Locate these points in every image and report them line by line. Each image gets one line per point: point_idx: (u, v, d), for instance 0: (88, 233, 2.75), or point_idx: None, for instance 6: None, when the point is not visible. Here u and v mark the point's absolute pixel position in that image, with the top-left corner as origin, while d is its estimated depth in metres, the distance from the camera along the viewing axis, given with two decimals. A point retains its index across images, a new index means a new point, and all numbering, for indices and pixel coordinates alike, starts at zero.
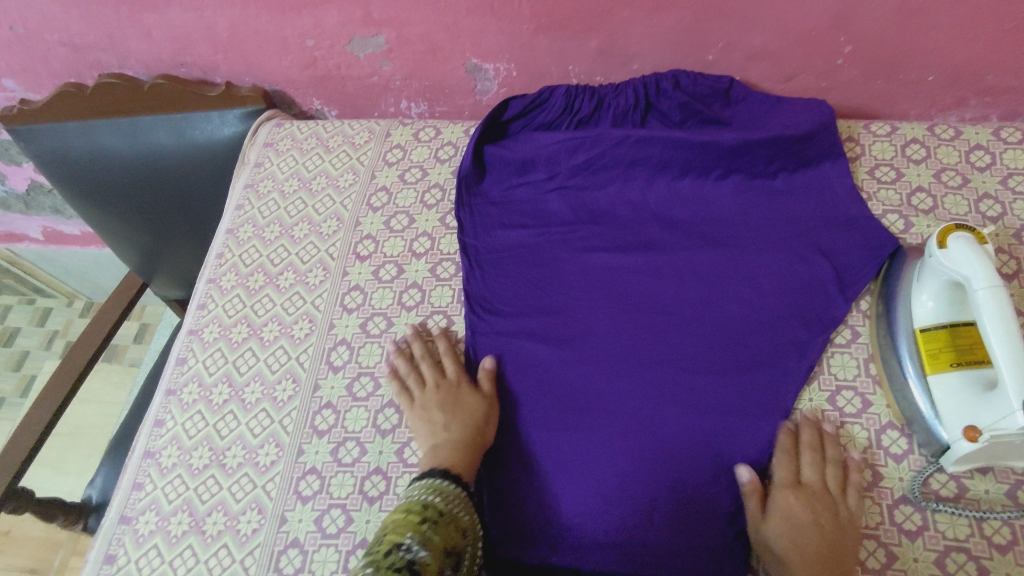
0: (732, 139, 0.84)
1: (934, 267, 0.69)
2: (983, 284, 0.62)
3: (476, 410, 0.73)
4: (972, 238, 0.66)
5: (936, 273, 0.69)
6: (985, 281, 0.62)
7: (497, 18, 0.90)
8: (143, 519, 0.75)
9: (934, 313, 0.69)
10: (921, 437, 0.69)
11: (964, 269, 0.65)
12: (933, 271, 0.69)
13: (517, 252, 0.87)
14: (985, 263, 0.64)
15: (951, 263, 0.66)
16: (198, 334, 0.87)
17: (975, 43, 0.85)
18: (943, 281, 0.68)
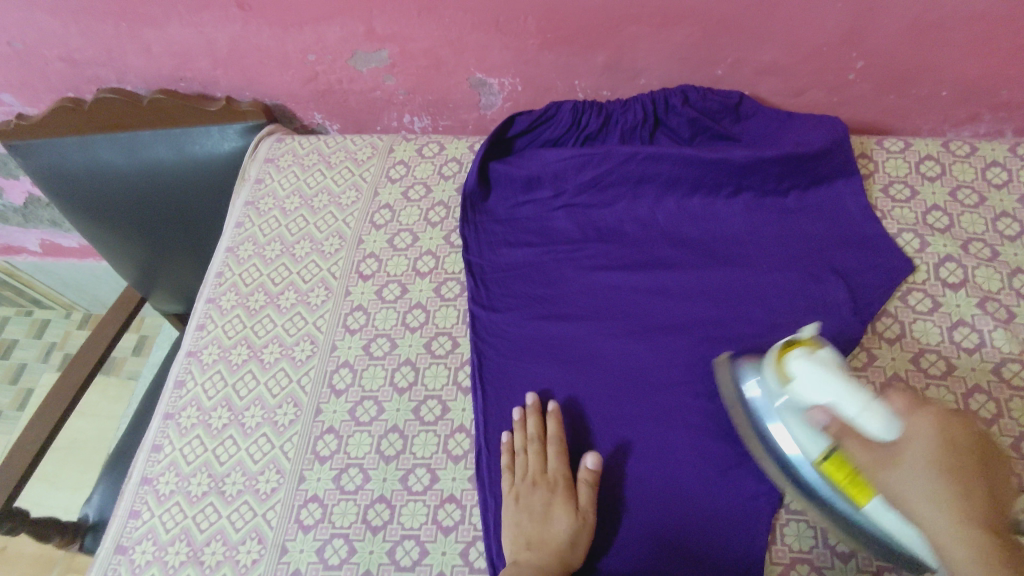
0: (741, 157, 0.82)
1: (795, 406, 0.60)
2: (855, 404, 0.53)
3: (570, 531, 0.65)
4: (809, 353, 0.59)
5: (798, 409, 0.59)
6: (853, 397, 0.53)
7: (502, 33, 0.88)
8: (140, 549, 0.73)
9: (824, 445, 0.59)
10: (886, 554, 0.59)
11: (825, 394, 0.56)
12: (792, 406, 0.60)
13: (523, 270, 0.85)
14: (835, 383, 0.55)
15: (810, 394, 0.57)
16: (197, 355, 0.85)
17: (990, 59, 0.83)
18: (808, 416, 0.58)
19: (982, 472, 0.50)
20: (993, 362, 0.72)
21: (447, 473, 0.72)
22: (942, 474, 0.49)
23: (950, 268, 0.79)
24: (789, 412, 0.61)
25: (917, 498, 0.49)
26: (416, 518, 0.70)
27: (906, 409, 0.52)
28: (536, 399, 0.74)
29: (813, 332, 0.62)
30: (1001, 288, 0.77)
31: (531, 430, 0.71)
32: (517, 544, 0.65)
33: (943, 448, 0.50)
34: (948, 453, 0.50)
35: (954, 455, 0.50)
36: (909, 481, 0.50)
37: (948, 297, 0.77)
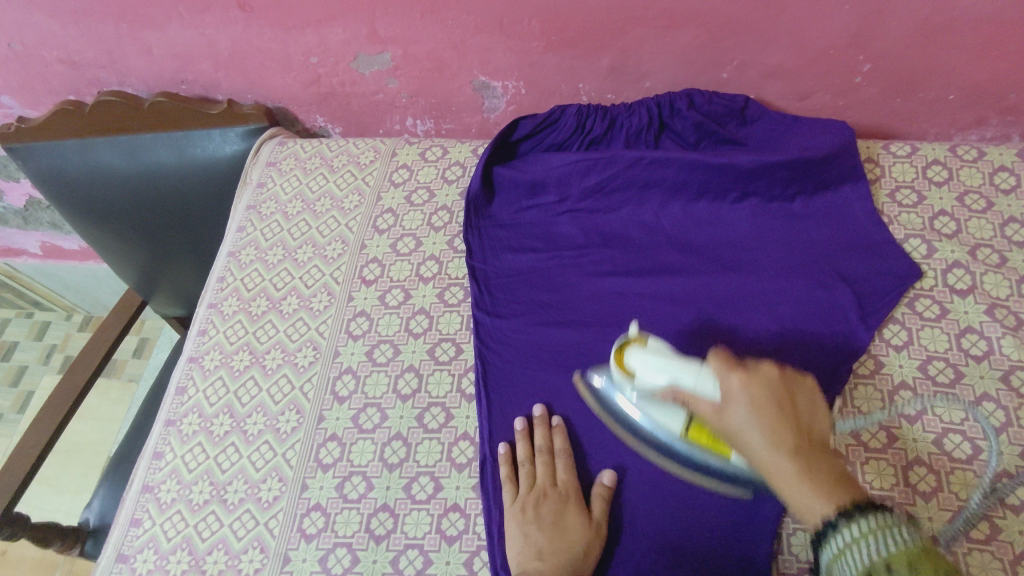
0: (748, 161, 0.81)
1: (644, 394, 0.65)
2: (690, 376, 0.58)
3: (583, 540, 0.64)
4: (641, 347, 0.64)
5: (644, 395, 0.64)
6: (687, 369, 0.59)
7: (506, 36, 0.88)
8: (141, 558, 0.72)
9: (681, 418, 0.65)
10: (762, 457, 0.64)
11: (662, 377, 0.61)
12: (644, 396, 0.65)
13: (527, 276, 0.85)
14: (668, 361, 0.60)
15: (649, 378, 0.62)
16: (198, 361, 0.85)
17: (999, 62, 0.82)
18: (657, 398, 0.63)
19: (791, 417, 0.53)
20: (1002, 370, 0.71)
21: (451, 481, 0.72)
22: (769, 427, 0.52)
23: (958, 274, 0.78)
24: (642, 399, 0.66)
25: (751, 444, 0.53)
26: (419, 527, 0.69)
27: (719, 370, 0.56)
28: (544, 411, 0.74)
29: (635, 327, 0.68)
30: (1010, 294, 0.76)
31: (539, 443, 0.71)
32: (527, 553, 0.63)
33: (748, 400, 0.54)
34: (762, 401, 0.54)
35: (774, 402, 0.53)
36: (746, 420, 0.54)
37: (957, 303, 0.76)
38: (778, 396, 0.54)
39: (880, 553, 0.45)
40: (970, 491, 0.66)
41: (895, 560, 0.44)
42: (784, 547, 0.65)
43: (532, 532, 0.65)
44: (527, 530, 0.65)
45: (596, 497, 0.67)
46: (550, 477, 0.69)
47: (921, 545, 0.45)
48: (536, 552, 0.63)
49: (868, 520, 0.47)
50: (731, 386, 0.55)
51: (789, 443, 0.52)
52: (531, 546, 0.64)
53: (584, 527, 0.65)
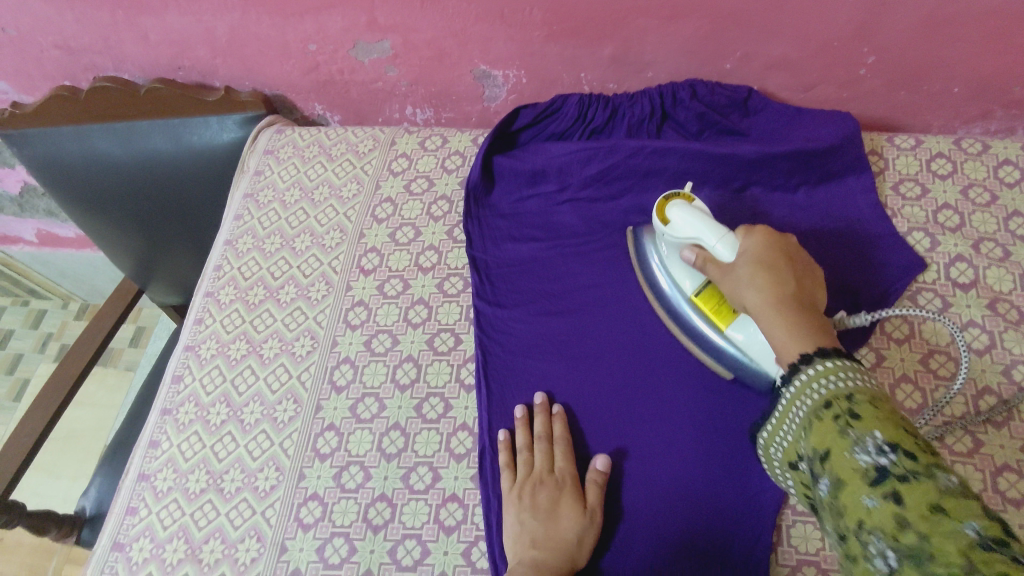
0: (751, 151, 0.81)
1: (671, 246, 0.73)
2: (714, 234, 0.67)
3: (576, 528, 0.64)
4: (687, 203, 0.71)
5: (673, 242, 0.72)
6: (714, 231, 0.67)
7: (507, 24, 0.87)
8: (137, 546, 0.72)
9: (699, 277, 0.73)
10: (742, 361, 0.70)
11: (690, 233, 0.69)
12: (671, 244, 0.73)
13: (527, 266, 0.84)
14: (699, 217, 0.69)
15: (682, 230, 0.70)
16: (195, 350, 0.84)
17: (1005, 55, 0.82)
18: (683, 246, 0.71)
19: (795, 274, 0.61)
20: (1003, 364, 0.71)
21: (449, 472, 0.72)
22: (772, 279, 0.60)
23: (960, 268, 0.78)
24: (671, 254, 0.74)
25: (748, 293, 0.61)
26: (417, 517, 0.69)
27: (741, 236, 0.65)
28: (545, 399, 0.73)
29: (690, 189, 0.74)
30: (1012, 288, 0.76)
31: (537, 429, 0.71)
32: (522, 540, 0.63)
33: (756, 258, 0.62)
34: (769, 258, 0.62)
35: (777, 260, 0.62)
36: (746, 274, 0.62)
37: (959, 297, 0.76)
38: (784, 254, 0.62)
39: (839, 388, 0.47)
40: (971, 486, 0.65)
41: (856, 391, 0.46)
42: (783, 539, 0.65)
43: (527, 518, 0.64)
44: (522, 516, 0.65)
45: (591, 484, 0.66)
46: (546, 463, 0.68)
47: (886, 397, 0.46)
48: (528, 539, 0.63)
49: (839, 364, 0.49)
50: (753, 250, 0.63)
51: (786, 293, 0.58)
52: (523, 533, 0.64)
53: (579, 516, 0.64)
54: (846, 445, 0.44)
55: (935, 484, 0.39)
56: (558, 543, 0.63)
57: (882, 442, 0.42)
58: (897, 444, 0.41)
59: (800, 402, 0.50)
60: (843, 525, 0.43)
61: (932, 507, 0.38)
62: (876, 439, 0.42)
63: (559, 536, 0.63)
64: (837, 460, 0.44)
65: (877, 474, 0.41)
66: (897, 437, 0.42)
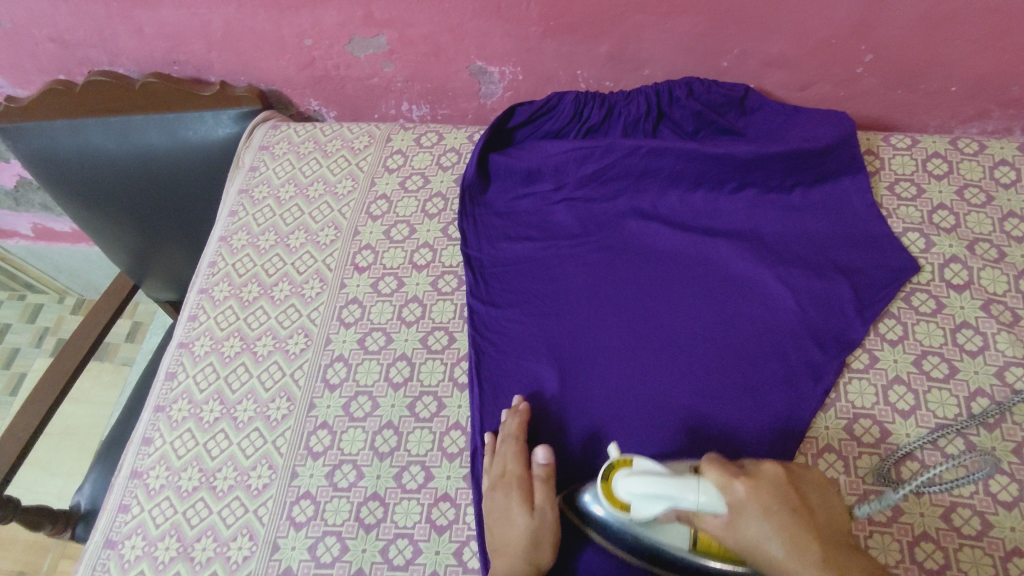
0: (747, 152, 0.80)
1: (632, 521, 0.57)
2: (690, 497, 0.51)
3: (529, 529, 0.63)
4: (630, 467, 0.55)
5: (642, 524, 0.56)
6: (684, 490, 0.51)
7: (504, 20, 0.86)
8: (129, 544, 0.72)
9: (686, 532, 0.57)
10: None
11: (654, 507, 0.52)
12: (641, 524, 0.57)
13: (522, 265, 0.84)
14: (655, 479, 0.52)
15: (642, 510, 0.53)
16: (188, 347, 0.84)
17: (1003, 54, 0.81)
18: (662, 521, 0.56)
19: (804, 504, 0.54)
20: (996, 366, 0.71)
21: (442, 471, 0.71)
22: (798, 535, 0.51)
23: (955, 269, 0.77)
24: (635, 526, 0.58)
25: (772, 556, 0.51)
26: (409, 517, 0.69)
27: (721, 482, 0.52)
28: (522, 400, 0.73)
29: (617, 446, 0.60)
30: (1007, 290, 0.76)
31: (497, 432, 0.71)
32: (490, 550, 0.64)
33: (760, 506, 0.51)
34: (779, 502, 0.52)
35: (785, 503, 0.53)
36: (762, 538, 0.51)
37: (953, 298, 0.76)
38: (789, 495, 0.54)
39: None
40: (962, 488, 0.65)
41: None
42: None
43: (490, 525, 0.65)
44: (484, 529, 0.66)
45: (540, 484, 0.66)
46: (496, 468, 0.68)
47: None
48: (491, 551, 0.64)
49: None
50: (751, 492, 0.52)
51: (799, 527, 0.51)
52: (490, 543, 0.65)
53: (529, 515, 0.64)
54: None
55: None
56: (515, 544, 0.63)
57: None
58: None
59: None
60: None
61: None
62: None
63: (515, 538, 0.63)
64: None
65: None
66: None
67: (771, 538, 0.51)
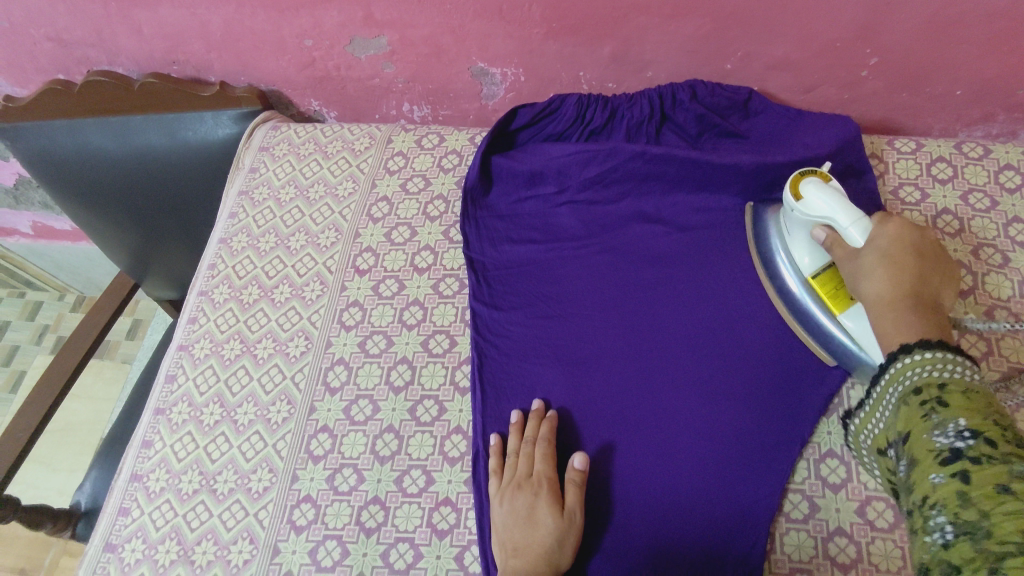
0: (751, 161, 0.80)
1: (800, 219, 0.71)
2: (846, 219, 0.66)
3: (555, 531, 0.63)
4: (820, 180, 0.69)
5: (796, 222, 0.73)
6: (845, 213, 0.66)
7: (506, 22, 0.86)
8: (129, 547, 0.71)
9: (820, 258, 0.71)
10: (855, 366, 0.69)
11: (823, 211, 0.67)
12: (798, 222, 0.72)
13: (525, 268, 0.83)
14: (832, 198, 0.67)
15: (813, 207, 0.68)
16: (188, 349, 0.84)
17: (1009, 57, 0.81)
18: (816, 230, 0.69)
19: (921, 265, 0.62)
20: (999, 372, 0.71)
21: (442, 475, 0.71)
22: (899, 282, 0.60)
23: (958, 274, 0.77)
24: (792, 232, 0.74)
25: (868, 280, 0.62)
26: (410, 521, 0.69)
27: (877, 221, 0.65)
28: (542, 404, 0.73)
29: (827, 168, 0.74)
30: (1010, 295, 0.75)
31: (527, 432, 0.70)
32: (506, 549, 0.63)
33: (883, 249, 0.62)
34: (901, 248, 0.62)
35: (908, 255, 0.62)
36: (869, 267, 0.62)
37: (956, 304, 0.75)
38: (917, 252, 0.63)
39: (935, 376, 0.50)
40: None
41: (952, 381, 0.48)
42: (776, 546, 0.65)
43: (510, 526, 0.64)
44: (503, 524, 0.65)
45: (570, 487, 0.66)
46: (524, 467, 0.68)
47: (979, 386, 0.49)
48: (507, 549, 0.63)
49: (936, 352, 0.51)
50: (887, 231, 0.64)
51: (905, 278, 0.60)
52: (507, 541, 0.64)
53: (557, 518, 0.64)
54: (926, 429, 0.48)
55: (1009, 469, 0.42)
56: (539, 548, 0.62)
57: (965, 429, 0.45)
58: (977, 432, 0.44)
59: (894, 387, 0.53)
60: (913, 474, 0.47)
61: (998, 484, 0.41)
62: (957, 424, 0.45)
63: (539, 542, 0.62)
64: (918, 443, 0.48)
65: (950, 457, 0.45)
66: (978, 424, 0.45)
67: (872, 272, 0.62)
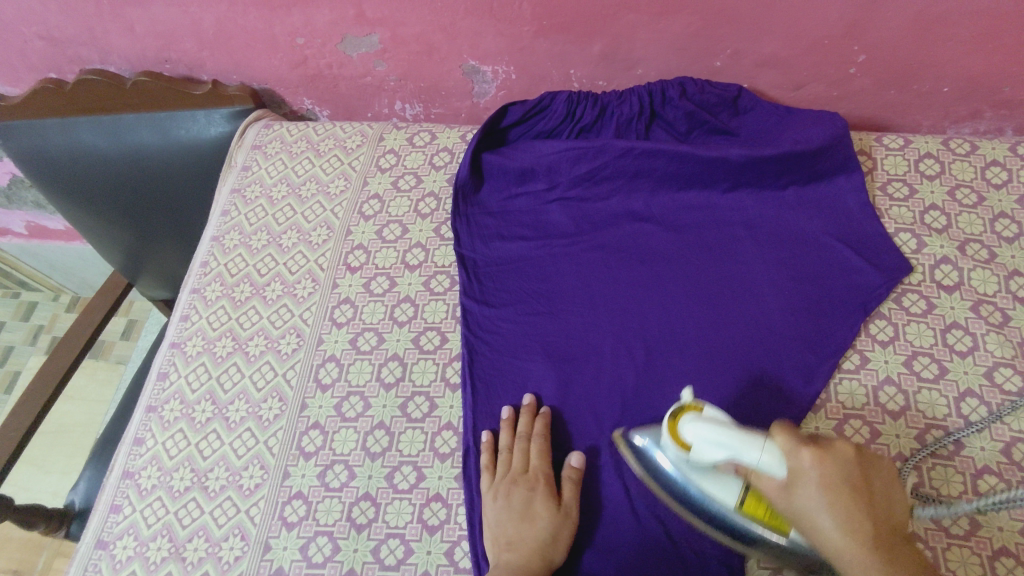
0: (739, 156, 0.80)
1: (696, 465, 0.59)
2: (754, 452, 0.53)
3: (552, 525, 0.64)
4: (702, 415, 0.58)
5: (697, 466, 0.59)
6: (751, 444, 0.53)
7: (496, 20, 0.86)
8: (121, 544, 0.72)
9: (737, 487, 0.59)
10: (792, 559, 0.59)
11: (721, 451, 0.55)
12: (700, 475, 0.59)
13: (516, 265, 0.84)
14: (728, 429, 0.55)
15: (703, 451, 0.57)
16: (180, 347, 0.84)
17: (995, 54, 0.81)
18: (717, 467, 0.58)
19: (867, 499, 0.51)
20: (986, 366, 0.72)
21: (433, 471, 0.71)
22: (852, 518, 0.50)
23: (945, 270, 0.78)
24: (689, 471, 0.60)
25: (818, 528, 0.50)
26: (401, 517, 0.69)
27: (788, 448, 0.52)
28: (534, 399, 0.73)
29: (689, 395, 0.62)
30: (997, 291, 0.76)
31: (519, 429, 0.71)
32: (499, 542, 0.64)
33: (819, 479, 0.50)
34: (837, 483, 0.50)
35: (848, 488, 0.50)
36: (815, 510, 0.50)
37: (943, 299, 0.76)
38: (855, 478, 0.51)
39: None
40: (952, 488, 0.66)
41: None
42: None
43: (505, 520, 0.65)
44: (497, 518, 0.65)
45: (568, 483, 0.67)
46: (521, 463, 0.69)
47: None
48: (501, 542, 0.64)
49: None
50: (812, 471, 0.51)
51: (860, 525, 0.49)
52: (500, 534, 0.64)
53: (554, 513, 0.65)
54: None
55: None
56: (535, 542, 0.63)
57: None
58: None
59: None
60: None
61: None
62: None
63: (535, 537, 0.63)
64: None
65: None
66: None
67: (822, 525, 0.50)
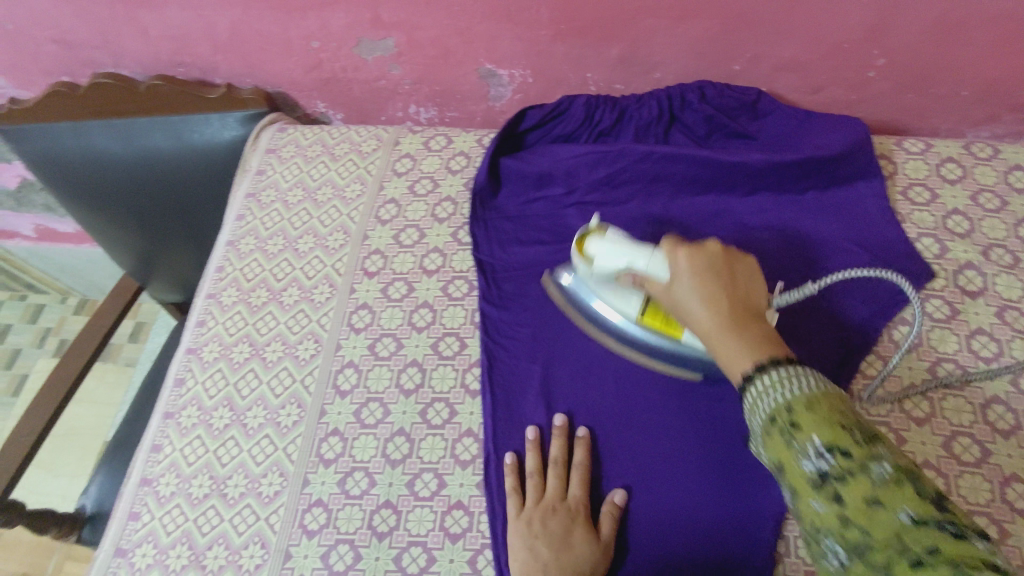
0: (760, 160, 0.80)
1: (599, 279, 0.73)
2: (644, 259, 0.66)
3: (590, 560, 0.63)
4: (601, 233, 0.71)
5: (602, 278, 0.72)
6: (642, 254, 0.66)
7: (514, 24, 0.86)
8: (140, 552, 0.71)
9: (637, 300, 0.73)
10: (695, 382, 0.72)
11: (620, 261, 0.68)
12: (601, 279, 0.73)
13: (534, 269, 0.83)
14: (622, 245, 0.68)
15: (607, 263, 0.70)
16: (197, 352, 0.83)
17: (1017, 59, 0.81)
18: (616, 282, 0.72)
19: (727, 277, 0.59)
20: (1012, 373, 0.71)
21: (454, 478, 0.71)
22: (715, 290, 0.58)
23: (969, 275, 0.77)
24: (602, 287, 0.74)
25: (691, 312, 0.59)
26: (422, 524, 0.69)
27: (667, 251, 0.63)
28: (565, 421, 0.72)
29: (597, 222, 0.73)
30: (1021, 296, 0.75)
31: (554, 453, 0.69)
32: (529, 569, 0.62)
33: (689, 272, 0.60)
34: (705, 273, 0.59)
35: (712, 273, 0.59)
36: (686, 299, 0.60)
37: (967, 304, 0.75)
38: (717, 264, 0.60)
39: (781, 399, 0.47)
40: (979, 496, 0.65)
41: (795, 402, 0.46)
42: (789, 550, 0.64)
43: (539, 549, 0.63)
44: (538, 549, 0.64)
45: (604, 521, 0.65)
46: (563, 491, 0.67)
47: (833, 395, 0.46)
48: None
49: (779, 371, 0.49)
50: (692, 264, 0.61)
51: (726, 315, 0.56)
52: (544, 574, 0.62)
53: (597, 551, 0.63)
54: (795, 458, 0.44)
55: (869, 472, 0.41)
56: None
57: (823, 449, 0.43)
58: (835, 448, 0.42)
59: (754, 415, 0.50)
60: (794, 500, 0.45)
61: (867, 501, 0.40)
62: (816, 444, 0.43)
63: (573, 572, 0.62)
64: (790, 471, 0.45)
65: (819, 480, 0.42)
66: (832, 436, 0.43)
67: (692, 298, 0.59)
